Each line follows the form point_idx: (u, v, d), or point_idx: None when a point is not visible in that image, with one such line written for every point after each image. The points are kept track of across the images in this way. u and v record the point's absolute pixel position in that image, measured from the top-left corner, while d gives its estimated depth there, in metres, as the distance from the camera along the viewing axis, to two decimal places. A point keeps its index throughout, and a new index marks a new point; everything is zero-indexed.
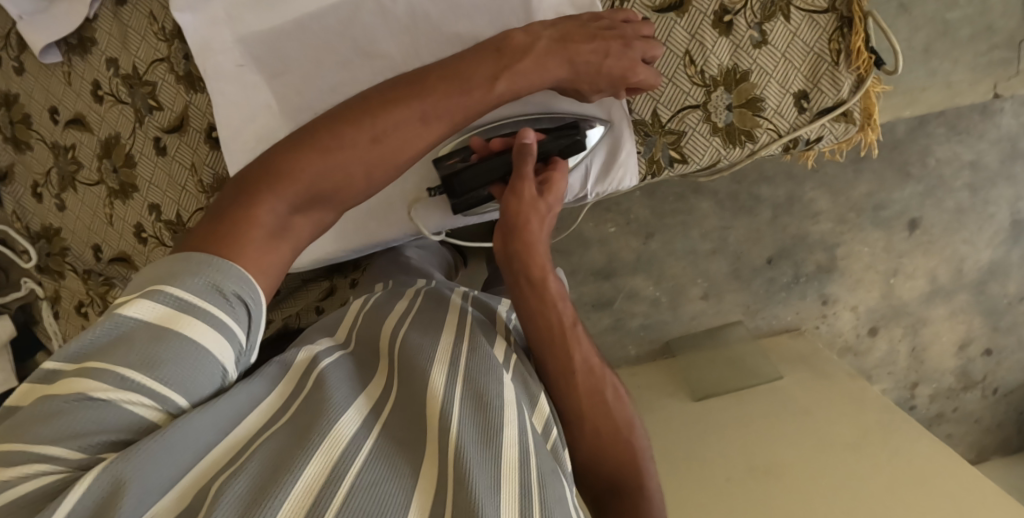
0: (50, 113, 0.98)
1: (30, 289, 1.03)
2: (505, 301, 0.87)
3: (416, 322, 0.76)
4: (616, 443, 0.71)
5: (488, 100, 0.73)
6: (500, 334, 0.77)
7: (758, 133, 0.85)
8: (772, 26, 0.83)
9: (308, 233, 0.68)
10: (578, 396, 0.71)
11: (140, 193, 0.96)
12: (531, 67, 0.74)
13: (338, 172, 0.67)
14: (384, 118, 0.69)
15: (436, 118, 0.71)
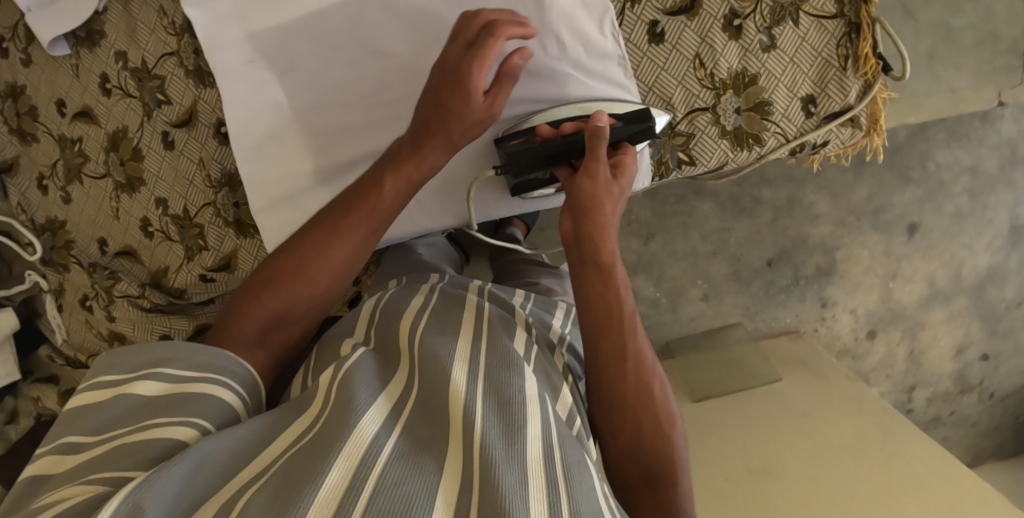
0: (57, 105, 0.97)
1: (34, 281, 1.01)
2: (519, 296, 0.96)
3: (436, 319, 0.82)
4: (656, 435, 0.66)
5: (385, 201, 0.76)
6: (520, 327, 0.84)
7: (765, 137, 0.85)
8: (781, 30, 0.83)
9: (280, 348, 0.74)
10: (632, 380, 0.67)
11: (147, 187, 0.96)
12: (415, 159, 0.76)
13: (283, 301, 0.73)
14: (310, 249, 0.74)
15: (353, 228, 0.75)
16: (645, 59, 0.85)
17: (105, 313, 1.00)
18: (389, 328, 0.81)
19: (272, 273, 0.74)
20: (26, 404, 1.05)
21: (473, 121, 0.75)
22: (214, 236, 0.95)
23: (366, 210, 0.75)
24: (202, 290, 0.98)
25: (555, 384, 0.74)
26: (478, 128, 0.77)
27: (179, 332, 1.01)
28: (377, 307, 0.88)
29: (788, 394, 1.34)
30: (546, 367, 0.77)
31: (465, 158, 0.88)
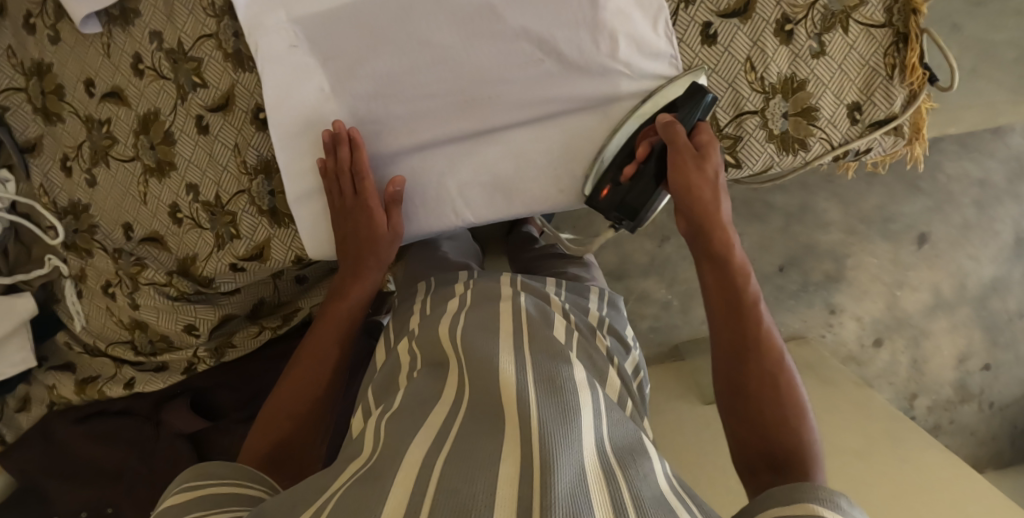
0: (86, 85, 0.94)
1: (53, 266, 0.99)
2: (549, 283, 1.04)
3: (476, 317, 0.91)
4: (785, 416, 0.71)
5: (343, 311, 0.89)
6: (559, 315, 0.95)
7: (811, 142, 0.86)
8: (831, 37, 0.84)
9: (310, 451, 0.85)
10: (763, 358, 0.74)
11: (178, 172, 0.93)
12: (353, 274, 0.89)
13: (277, 426, 0.83)
14: (296, 369, 0.87)
15: (332, 337, 0.88)
16: (697, 60, 0.85)
17: (129, 300, 0.98)
18: (430, 341, 0.90)
19: (267, 408, 0.85)
20: (38, 390, 1.04)
21: (388, 235, 0.87)
22: (247, 224, 0.93)
23: (334, 319, 0.89)
24: (231, 279, 0.96)
25: (599, 368, 0.88)
26: (388, 247, 0.88)
27: (204, 322, 0.98)
28: (427, 300, 1.02)
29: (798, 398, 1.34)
30: (589, 351, 0.90)
31: (509, 153, 0.88)
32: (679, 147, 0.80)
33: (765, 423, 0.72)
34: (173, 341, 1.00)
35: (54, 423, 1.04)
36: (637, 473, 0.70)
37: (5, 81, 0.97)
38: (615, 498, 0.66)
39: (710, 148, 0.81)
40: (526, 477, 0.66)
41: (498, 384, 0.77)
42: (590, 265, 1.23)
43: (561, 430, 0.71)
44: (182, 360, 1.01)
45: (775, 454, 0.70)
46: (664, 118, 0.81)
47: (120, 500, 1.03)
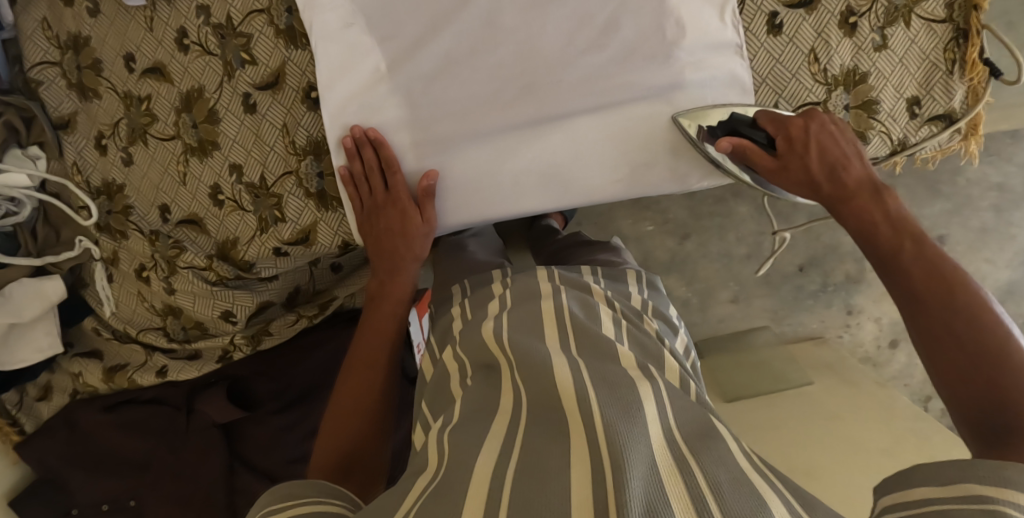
0: (125, 60, 0.90)
1: (84, 249, 0.95)
2: (584, 271, 0.92)
3: (518, 323, 0.80)
4: (977, 349, 0.61)
5: (387, 314, 0.87)
6: (603, 304, 0.85)
7: (870, 135, 0.86)
8: (893, 31, 0.84)
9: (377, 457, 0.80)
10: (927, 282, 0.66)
11: (221, 152, 0.90)
12: (388, 270, 0.88)
13: (345, 438, 0.79)
14: (352, 379, 0.83)
15: (382, 339, 0.85)
16: (761, 50, 0.85)
17: (164, 284, 0.95)
18: (475, 345, 0.79)
19: (328, 420, 0.81)
20: (61, 378, 1.02)
21: (420, 230, 0.86)
22: (292, 207, 0.90)
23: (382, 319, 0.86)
24: (272, 264, 0.93)
25: (653, 352, 0.79)
26: (423, 240, 0.87)
27: (241, 309, 0.95)
28: (465, 302, 0.89)
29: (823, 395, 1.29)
30: (640, 338, 0.81)
31: (569, 140, 0.86)
32: (761, 157, 0.81)
33: (951, 365, 0.62)
34: (207, 327, 0.97)
35: (77, 411, 1.01)
36: (710, 457, 0.61)
37: (39, 55, 0.93)
38: (694, 496, 0.56)
39: (792, 131, 0.80)
40: (597, 474, 0.59)
41: (555, 382, 0.69)
42: (620, 249, 1.08)
43: (621, 419, 0.63)
44: (217, 348, 0.99)
45: (980, 399, 0.60)
46: (722, 147, 0.81)
47: (143, 493, 1.00)
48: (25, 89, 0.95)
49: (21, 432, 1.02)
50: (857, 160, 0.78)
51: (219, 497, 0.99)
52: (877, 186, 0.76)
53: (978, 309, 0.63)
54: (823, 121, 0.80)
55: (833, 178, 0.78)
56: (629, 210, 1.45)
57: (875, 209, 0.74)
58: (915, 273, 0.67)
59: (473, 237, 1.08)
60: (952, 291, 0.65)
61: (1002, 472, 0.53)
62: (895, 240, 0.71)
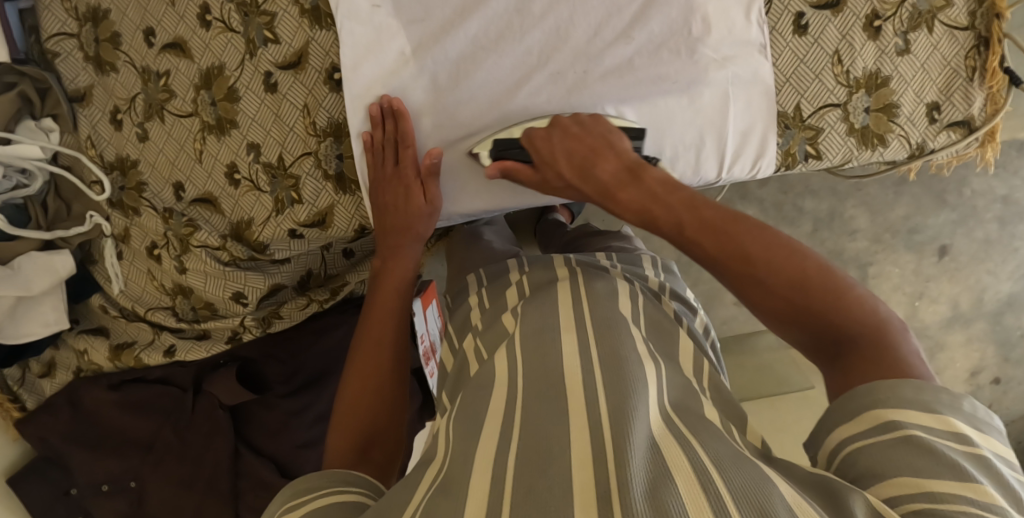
0: (145, 35, 0.89)
1: (95, 224, 0.94)
2: (597, 259, 0.89)
3: (531, 299, 0.78)
4: (789, 297, 0.61)
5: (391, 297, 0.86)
6: (621, 279, 0.82)
7: (889, 138, 0.87)
8: (917, 36, 0.84)
9: (392, 437, 0.77)
10: (735, 265, 0.63)
11: (239, 130, 0.89)
12: (389, 254, 0.88)
13: (359, 426, 0.75)
14: (362, 358, 0.81)
15: (389, 321, 0.84)
16: (786, 50, 0.85)
17: (176, 263, 0.94)
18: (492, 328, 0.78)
19: (340, 410, 0.77)
20: (65, 355, 1.02)
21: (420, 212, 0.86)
22: (310, 189, 0.89)
23: (385, 302, 0.86)
24: (286, 246, 0.92)
25: (668, 330, 0.75)
26: (428, 220, 0.87)
27: (253, 291, 0.95)
28: (482, 292, 0.88)
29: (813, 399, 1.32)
30: (656, 315, 0.77)
31: None
32: (524, 173, 0.81)
33: (791, 321, 0.62)
34: (217, 308, 0.96)
35: (81, 389, 1.02)
36: (712, 436, 0.58)
37: (56, 25, 0.92)
38: (700, 474, 0.52)
39: (538, 144, 0.80)
40: (598, 454, 0.55)
41: (561, 369, 0.66)
42: (633, 239, 1.08)
43: (625, 397, 0.60)
44: (227, 329, 0.98)
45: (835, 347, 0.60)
46: (491, 175, 0.82)
47: (145, 473, 1.02)
48: (40, 59, 0.93)
49: (22, 409, 1.03)
50: (610, 151, 0.77)
51: (225, 481, 1.01)
52: (632, 169, 0.74)
53: (772, 250, 0.63)
54: (568, 125, 0.80)
55: (591, 178, 0.76)
56: None
57: (641, 198, 0.72)
58: (707, 247, 0.65)
59: (488, 224, 1.09)
60: (739, 247, 0.63)
61: (903, 395, 0.54)
62: (670, 216, 0.68)
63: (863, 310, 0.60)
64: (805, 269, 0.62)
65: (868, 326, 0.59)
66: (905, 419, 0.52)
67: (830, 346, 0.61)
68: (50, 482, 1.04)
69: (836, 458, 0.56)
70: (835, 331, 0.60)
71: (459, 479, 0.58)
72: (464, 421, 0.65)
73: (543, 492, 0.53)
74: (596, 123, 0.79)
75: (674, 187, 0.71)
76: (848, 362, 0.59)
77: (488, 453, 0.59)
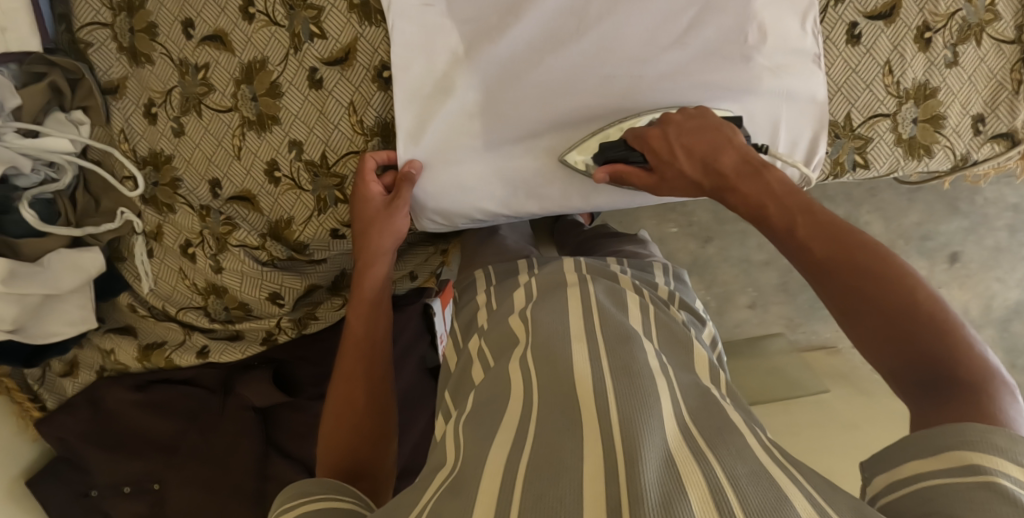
0: (183, 26, 0.87)
1: (126, 221, 0.91)
2: (608, 262, 0.89)
3: (541, 295, 0.79)
4: (886, 319, 0.60)
5: (371, 308, 0.86)
6: (631, 291, 0.82)
7: (935, 149, 0.88)
8: (965, 48, 0.85)
9: (377, 449, 0.78)
10: (852, 260, 0.63)
11: (281, 127, 0.87)
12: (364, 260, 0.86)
13: (342, 445, 0.76)
14: (345, 371, 0.82)
15: (369, 331, 0.85)
16: (839, 60, 0.85)
17: (211, 262, 0.92)
18: (501, 335, 0.77)
19: (325, 430, 0.78)
20: (89, 354, 0.99)
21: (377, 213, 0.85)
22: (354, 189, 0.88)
23: (362, 307, 0.86)
24: (326, 246, 0.91)
25: (684, 339, 0.75)
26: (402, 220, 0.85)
27: (290, 291, 0.93)
28: (490, 289, 0.88)
29: (834, 406, 1.33)
30: (667, 322, 0.77)
31: None
32: (636, 176, 0.80)
33: (875, 342, 0.60)
34: (252, 309, 0.94)
35: (104, 389, 0.99)
36: (727, 451, 0.56)
37: (89, 14, 0.88)
38: (714, 490, 0.51)
39: (652, 145, 0.78)
40: (610, 465, 0.54)
41: (571, 373, 0.65)
42: (646, 243, 1.08)
43: (641, 411, 0.59)
44: (261, 330, 0.96)
45: (925, 377, 0.58)
46: (599, 179, 0.81)
47: (167, 476, 0.99)
48: (70, 49, 0.89)
49: (41, 409, 1.01)
50: (727, 144, 0.75)
51: (250, 483, 0.97)
52: (756, 165, 0.73)
53: (883, 268, 0.61)
54: (681, 122, 0.78)
55: (709, 173, 0.75)
56: (655, 210, 1.43)
57: (758, 190, 0.71)
58: (816, 251, 0.65)
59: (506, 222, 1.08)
60: (852, 254, 0.63)
61: (990, 442, 0.51)
62: (785, 216, 0.68)
63: (963, 344, 0.57)
64: (916, 293, 0.60)
65: (962, 363, 0.56)
66: (996, 468, 0.50)
67: (916, 376, 0.58)
68: (71, 482, 1.01)
69: (897, 492, 0.54)
70: (924, 363, 0.58)
71: (467, 484, 0.57)
72: (473, 423, 0.65)
73: (554, 500, 0.52)
74: (705, 114, 0.78)
75: (797, 195, 0.69)
76: (945, 394, 0.56)
77: (500, 456, 0.58)
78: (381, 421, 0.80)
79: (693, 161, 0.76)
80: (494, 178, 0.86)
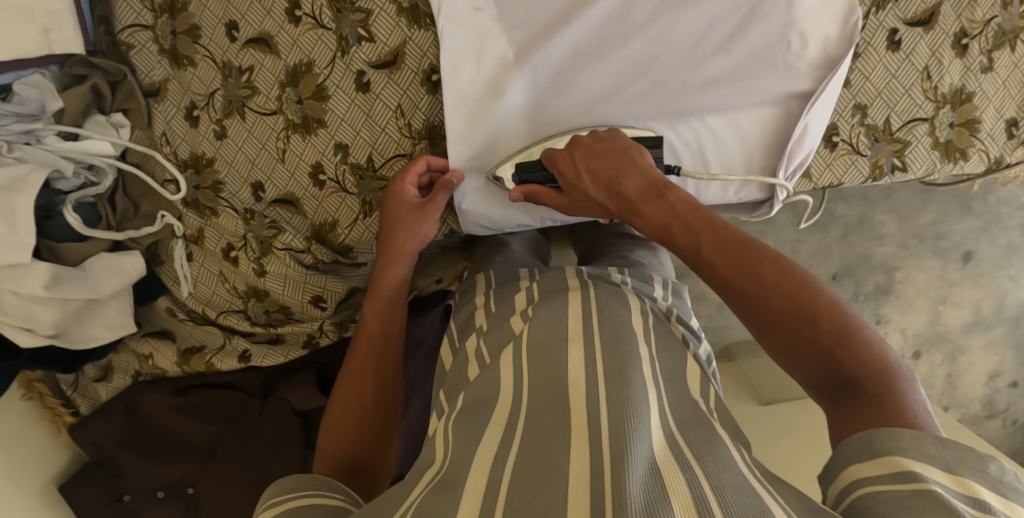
0: (227, 28, 0.86)
1: (165, 224, 0.90)
2: (610, 269, 0.88)
3: (544, 294, 0.80)
4: (796, 333, 0.62)
5: (391, 305, 0.86)
6: (634, 297, 0.79)
7: (970, 152, 0.89)
8: (1000, 54, 0.87)
9: (377, 446, 0.80)
10: (759, 280, 0.64)
11: (327, 130, 0.87)
12: (389, 257, 0.85)
13: (345, 441, 0.78)
14: (353, 367, 0.83)
15: (385, 329, 0.85)
16: (879, 66, 0.87)
17: (254, 265, 0.91)
18: (500, 335, 0.76)
19: (329, 422, 0.80)
20: (125, 359, 0.98)
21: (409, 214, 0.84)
22: None
23: (380, 304, 0.85)
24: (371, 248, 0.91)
25: (676, 350, 0.73)
26: (430, 223, 0.85)
27: (332, 294, 0.93)
28: (489, 293, 0.87)
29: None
30: (664, 338, 0.74)
31: (687, 139, 0.86)
32: (547, 197, 0.80)
33: (794, 354, 0.63)
34: (293, 312, 0.94)
35: (140, 394, 0.98)
36: (713, 463, 0.55)
37: (130, 16, 0.87)
38: (696, 498, 0.51)
39: (560, 167, 0.78)
40: (597, 470, 0.54)
41: (565, 379, 0.64)
42: (659, 250, 1.02)
43: (630, 417, 0.58)
44: (302, 334, 0.96)
45: (834, 382, 0.61)
46: (514, 198, 0.80)
47: (202, 480, 0.96)
48: (110, 51, 0.88)
49: (75, 413, 1.00)
50: (631, 166, 0.75)
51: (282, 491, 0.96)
52: (659, 187, 0.73)
53: (784, 283, 0.64)
54: (590, 144, 0.78)
55: (615, 197, 0.75)
56: None
57: (662, 214, 0.72)
58: (722, 270, 0.66)
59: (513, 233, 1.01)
60: (757, 274, 0.65)
61: (920, 446, 0.52)
62: (691, 239, 0.69)
63: (862, 340, 0.60)
64: (815, 305, 0.62)
65: (864, 361, 0.59)
66: (927, 474, 0.51)
67: (829, 381, 0.61)
68: (104, 485, 0.99)
69: (842, 502, 0.54)
70: (833, 365, 0.61)
71: (455, 481, 0.57)
72: (463, 422, 0.64)
73: (540, 502, 0.52)
74: (614, 136, 0.78)
75: (701, 214, 0.71)
76: (856, 396, 0.59)
77: (486, 458, 0.58)
78: (384, 420, 0.82)
79: (599, 185, 0.76)
80: None
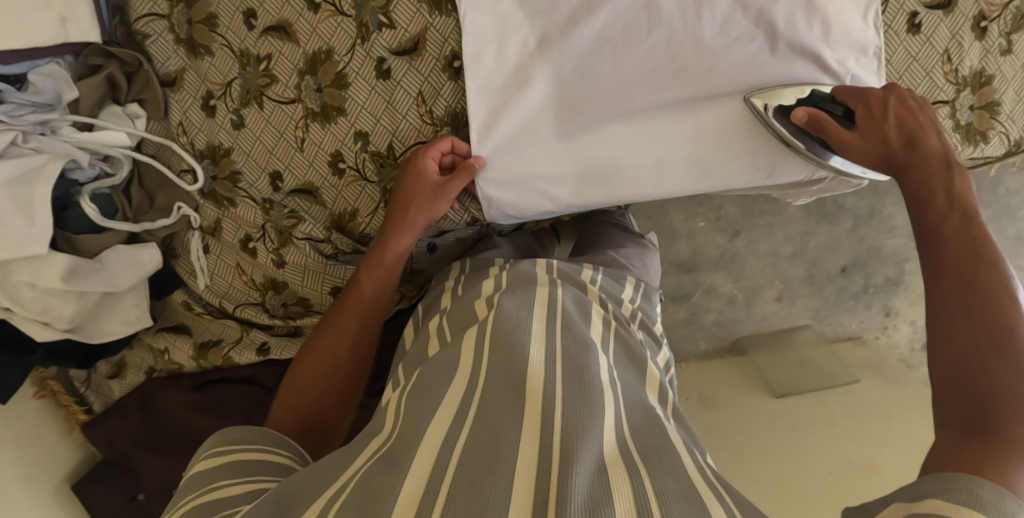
0: (244, 16, 0.85)
1: (182, 216, 0.90)
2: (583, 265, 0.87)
3: (510, 285, 0.78)
4: (974, 336, 0.59)
5: (387, 276, 0.85)
6: (596, 301, 0.79)
7: (990, 135, 0.90)
8: (1020, 36, 0.87)
9: (334, 410, 0.81)
10: (975, 267, 0.63)
11: (347, 118, 0.86)
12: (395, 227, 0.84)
13: (305, 397, 0.80)
14: (336, 328, 0.83)
15: (377, 299, 0.85)
16: (900, 49, 0.87)
17: (273, 256, 0.90)
18: (461, 318, 0.76)
19: (297, 372, 0.81)
20: (139, 355, 0.96)
21: (425, 190, 0.83)
22: None
23: (376, 273, 0.84)
24: None
25: (638, 358, 0.72)
26: (441, 205, 0.84)
27: None
28: (460, 278, 0.87)
29: (863, 414, 1.18)
30: (625, 342, 0.74)
31: (714, 124, 0.85)
32: (834, 128, 0.79)
33: (949, 347, 0.60)
34: (312, 304, 0.94)
35: (156, 391, 0.96)
36: (662, 468, 0.55)
37: (146, 5, 0.86)
38: (639, 500, 0.50)
39: (871, 103, 0.78)
40: (543, 469, 0.53)
41: (524, 365, 0.63)
42: (649, 247, 1.01)
43: (585, 418, 0.57)
44: None
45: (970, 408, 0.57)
46: (798, 116, 0.80)
47: None
48: (125, 41, 0.87)
49: (88, 411, 0.98)
50: (935, 131, 0.75)
51: None
52: (949, 159, 0.73)
53: (1002, 296, 0.60)
54: (907, 94, 0.78)
55: (909, 147, 0.75)
56: (683, 205, 1.30)
57: (936, 180, 0.71)
58: (949, 248, 0.66)
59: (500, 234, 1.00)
60: (973, 267, 0.63)
61: (974, 494, 0.50)
62: (945, 211, 0.69)
63: None
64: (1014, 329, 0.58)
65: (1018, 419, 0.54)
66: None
67: (966, 404, 0.57)
68: (118, 486, 0.98)
69: None
70: (976, 387, 0.57)
71: (401, 454, 0.55)
72: (417, 391, 0.63)
73: (484, 489, 0.50)
74: (929, 102, 0.78)
75: (972, 204, 0.69)
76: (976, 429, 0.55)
77: (437, 433, 0.56)
78: (350, 388, 0.82)
79: (896, 132, 0.76)
80: (566, 163, 0.86)
